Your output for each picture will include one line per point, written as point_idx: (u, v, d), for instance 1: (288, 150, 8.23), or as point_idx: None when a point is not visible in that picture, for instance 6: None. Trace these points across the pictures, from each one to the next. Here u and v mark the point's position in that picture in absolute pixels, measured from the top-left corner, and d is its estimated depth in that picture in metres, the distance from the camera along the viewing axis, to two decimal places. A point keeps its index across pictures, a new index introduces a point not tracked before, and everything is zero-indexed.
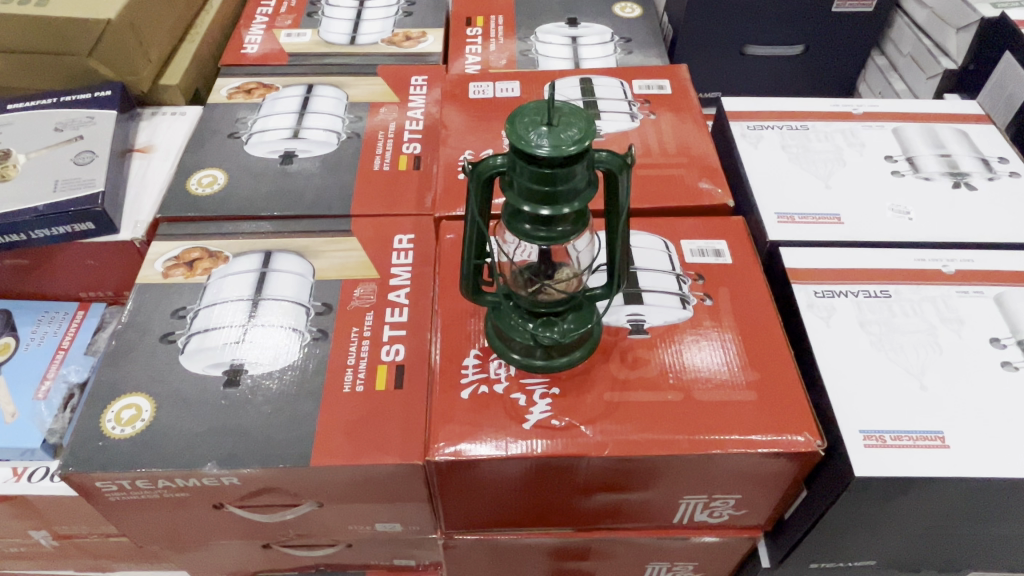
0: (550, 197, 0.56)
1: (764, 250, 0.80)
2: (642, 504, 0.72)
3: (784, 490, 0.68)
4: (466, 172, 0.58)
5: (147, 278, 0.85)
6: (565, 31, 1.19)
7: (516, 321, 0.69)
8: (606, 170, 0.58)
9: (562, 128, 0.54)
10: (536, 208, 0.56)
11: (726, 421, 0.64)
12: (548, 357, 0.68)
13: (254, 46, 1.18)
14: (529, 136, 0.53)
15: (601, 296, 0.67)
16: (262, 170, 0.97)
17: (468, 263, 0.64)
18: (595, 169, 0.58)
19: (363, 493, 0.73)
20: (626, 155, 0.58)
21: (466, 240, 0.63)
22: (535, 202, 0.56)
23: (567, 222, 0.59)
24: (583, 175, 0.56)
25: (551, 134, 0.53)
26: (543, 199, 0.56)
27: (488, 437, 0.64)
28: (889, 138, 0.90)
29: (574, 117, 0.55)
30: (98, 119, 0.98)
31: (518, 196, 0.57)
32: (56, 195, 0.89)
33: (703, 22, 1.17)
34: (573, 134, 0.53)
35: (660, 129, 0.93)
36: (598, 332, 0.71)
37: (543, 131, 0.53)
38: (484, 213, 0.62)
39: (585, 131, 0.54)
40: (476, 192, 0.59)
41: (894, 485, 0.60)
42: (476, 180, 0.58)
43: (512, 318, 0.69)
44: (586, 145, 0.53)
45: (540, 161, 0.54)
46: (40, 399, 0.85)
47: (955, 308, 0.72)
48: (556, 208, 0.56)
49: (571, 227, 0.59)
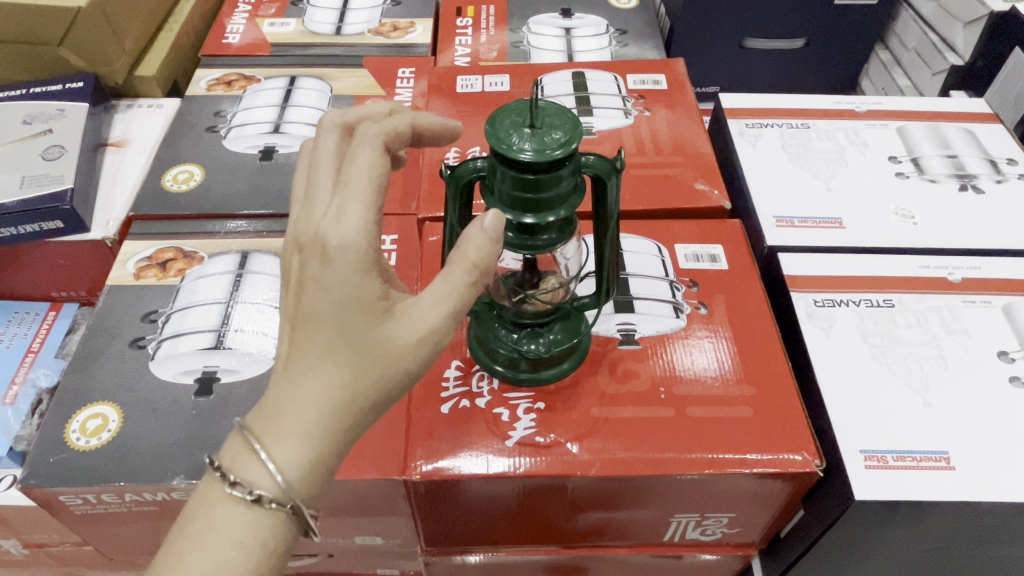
0: (533, 204, 0.52)
1: (762, 256, 0.77)
2: (631, 523, 0.68)
3: (779, 509, 0.65)
4: (444, 178, 0.55)
5: (118, 279, 0.81)
6: (559, 22, 1.15)
7: (498, 333, 0.67)
8: (593, 174, 0.54)
9: (547, 130, 0.50)
10: (520, 215, 0.53)
11: (720, 439, 0.61)
12: (535, 369, 0.65)
13: (235, 35, 1.14)
14: (511, 140, 0.50)
15: (586, 306, 0.64)
16: (240, 166, 0.93)
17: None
18: (582, 174, 0.55)
19: (340, 508, 0.68)
20: (614, 159, 0.55)
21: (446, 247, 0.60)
22: (517, 209, 0.53)
23: (553, 229, 0.56)
24: (568, 181, 0.52)
25: (534, 137, 0.50)
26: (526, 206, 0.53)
27: (470, 455, 0.61)
28: (894, 138, 0.87)
29: (559, 119, 0.51)
30: (68, 112, 0.94)
31: (498, 204, 0.54)
32: (23, 192, 0.85)
33: (702, 13, 1.13)
34: (557, 137, 0.50)
35: (655, 126, 0.90)
36: (587, 342, 0.67)
37: (525, 133, 0.50)
38: (465, 220, 0.58)
39: (570, 134, 0.50)
40: (454, 199, 0.55)
41: (898, 509, 0.57)
42: (455, 185, 0.55)
43: (494, 329, 0.67)
44: (572, 149, 0.49)
45: (522, 165, 0.50)
46: (7, 404, 0.80)
47: (960, 319, 0.69)
48: (540, 216, 0.52)
49: (557, 235, 0.56)
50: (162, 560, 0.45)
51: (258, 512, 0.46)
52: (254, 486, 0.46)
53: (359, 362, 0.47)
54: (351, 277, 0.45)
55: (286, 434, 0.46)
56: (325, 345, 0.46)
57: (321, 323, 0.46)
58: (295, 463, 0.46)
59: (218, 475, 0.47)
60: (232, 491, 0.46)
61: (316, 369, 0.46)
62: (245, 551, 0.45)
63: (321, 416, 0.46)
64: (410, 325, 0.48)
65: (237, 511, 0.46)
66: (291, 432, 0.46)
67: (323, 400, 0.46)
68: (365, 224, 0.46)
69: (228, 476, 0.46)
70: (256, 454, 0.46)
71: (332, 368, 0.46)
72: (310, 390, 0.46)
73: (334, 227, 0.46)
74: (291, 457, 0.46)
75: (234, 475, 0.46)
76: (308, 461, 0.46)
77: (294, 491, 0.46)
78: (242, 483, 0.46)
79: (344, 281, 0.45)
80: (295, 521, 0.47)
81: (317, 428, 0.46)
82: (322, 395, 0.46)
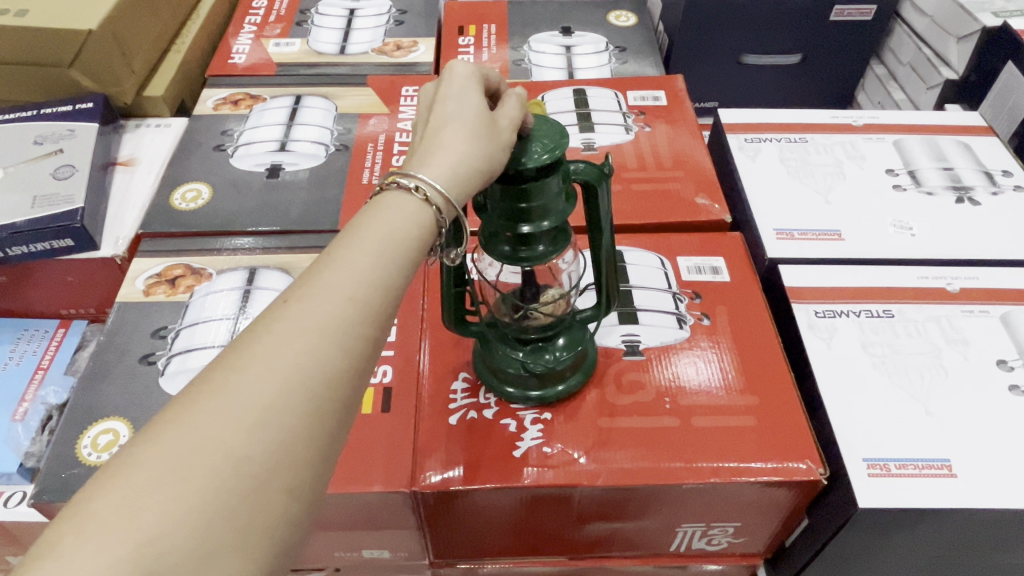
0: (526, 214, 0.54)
1: (763, 268, 0.78)
2: (638, 533, 0.69)
3: (783, 518, 0.66)
4: None
5: (127, 296, 0.82)
6: (559, 40, 1.17)
7: (500, 351, 0.67)
8: (583, 182, 0.55)
9: (533, 142, 0.53)
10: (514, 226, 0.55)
11: (725, 448, 0.62)
12: (542, 386, 0.66)
13: (241, 55, 1.16)
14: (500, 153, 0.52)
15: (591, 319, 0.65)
16: (247, 184, 0.95)
17: (448, 290, 0.62)
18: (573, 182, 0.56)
19: (350, 521, 0.68)
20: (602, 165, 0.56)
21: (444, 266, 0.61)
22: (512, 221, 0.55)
23: (547, 240, 0.57)
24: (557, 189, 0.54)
25: (522, 147, 0.52)
26: (520, 216, 0.54)
27: (480, 468, 0.62)
28: (890, 151, 0.88)
29: (546, 130, 0.54)
30: (78, 132, 0.95)
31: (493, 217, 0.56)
32: (34, 211, 0.86)
33: (700, 31, 1.15)
34: (543, 146, 0.52)
35: (655, 141, 0.91)
36: (592, 360, 0.68)
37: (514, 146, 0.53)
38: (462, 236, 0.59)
39: (555, 142, 0.52)
40: None
41: (902, 516, 0.58)
42: None
43: (495, 348, 0.68)
44: (558, 156, 0.51)
45: (514, 175, 0.52)
46: (18, 420, 0.81)
47: (960, 328, 0.70)
48: (533, 225, 0.54)
49: (551, 245, 0.58)
50: (190, 393, 0.36)
51: (325, 346, 0.38)
52: (322, 311, 0.39)
53: (475, 111, 0.51)
54: (470, 85, 0.53)
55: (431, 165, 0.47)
56: (455, 101, 0.51)
57: (446, 102, 0.51)
58: (435, 200, 0.46)
59: (276, 304, 0.40)
60: (286, 317, 0.38)
61: (444, 127, 0.50)
62: (307, 388, 0.37)
63: (453, 144, 0.48)
64: (512, 103, 0.52)
65: (295, 341, 0.38)
66: (366, 264, 0.41)
67: (452, 118, 0.50)
68: (466, 72, 0.54)
69: (314, 282, 0.40)
70: (347, 269, 0.41)
71: (460, 134, 0.49)
72: (443, 142, 0.49)
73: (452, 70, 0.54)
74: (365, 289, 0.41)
75: (291, 301, 0.39)
76: (374, 317, 0.41)
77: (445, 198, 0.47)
78: (302, 307, 0.39)
79: (457, 80, 0.53)
80: (367, 351, 0.40)
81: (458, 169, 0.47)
82: (406, 215, 0.45)
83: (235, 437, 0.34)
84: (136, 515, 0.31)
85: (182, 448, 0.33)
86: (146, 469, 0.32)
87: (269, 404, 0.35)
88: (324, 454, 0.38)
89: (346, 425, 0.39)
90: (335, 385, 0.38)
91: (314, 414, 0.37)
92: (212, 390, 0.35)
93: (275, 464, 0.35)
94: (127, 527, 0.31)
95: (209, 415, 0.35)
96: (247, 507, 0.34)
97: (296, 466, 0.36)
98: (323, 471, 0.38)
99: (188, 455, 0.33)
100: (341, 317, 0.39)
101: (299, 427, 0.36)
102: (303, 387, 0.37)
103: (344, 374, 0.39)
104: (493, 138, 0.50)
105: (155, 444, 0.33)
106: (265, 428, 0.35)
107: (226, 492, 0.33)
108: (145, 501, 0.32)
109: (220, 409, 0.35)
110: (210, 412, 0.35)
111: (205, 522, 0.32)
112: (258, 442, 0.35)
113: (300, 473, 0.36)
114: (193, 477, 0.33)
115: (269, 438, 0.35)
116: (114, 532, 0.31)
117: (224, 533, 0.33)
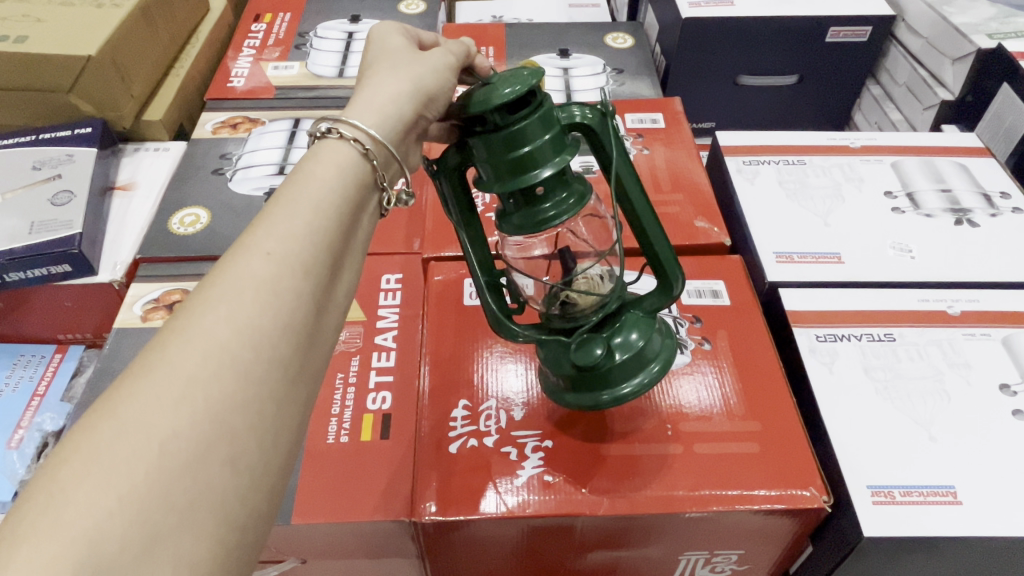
0: (525, 159, 0.52)
1: (763, 292, 0.78)
2: (640, 561, 0.68)
3: (788, 545, 0.65)
4: (433, 174, 0.57)
5: (124, 321, 0.82)
6: (557, 62, 1.18)
7: (558, 353, 0.62)
8: (580, 124, 0.55)
9: (498, 86, 0.51)
10: (518, 177, 0.52)
11: (729, 476, 0.61)
12: (614, 387, 0.60)
13: (241, 79, 1.16)
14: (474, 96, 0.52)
15: (659, 306, 0.63)
16: (246, 208, 0.94)
17: (482, 280, 0.60)
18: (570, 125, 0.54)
19: (347, 550, 0.67)
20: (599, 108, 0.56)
21: (471, 255, 0.60)
22: (513, 171, 0.52)
23: (561, 190, 0.54)
24: (550, 127, 0.52)
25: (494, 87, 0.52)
26: (514, 170, 0.52)
27: (481, 496, 0.61)
28: (888, 174, 0.89)
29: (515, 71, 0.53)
30: (77, 157, 0.95)
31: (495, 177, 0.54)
32: (31, 237, 0.86)
33: (697, 52, 1.15)
34: (512, 80, 0.51)
35: (654, 164, 0.91)
36: (670, 348, 0.63)
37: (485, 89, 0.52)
38: (473, 223, 0.59)
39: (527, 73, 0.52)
40: (452, 193, 0.58)
41: (907, 544, 0.57)
42: (448, 176, 0.57)
43: (558, 354, 0.62)
44: (530, 82, 0.50)
45: (495, 115, 0.51)
46: (13, 448, 0.80)
47: (961, 352, 0.70)
48: (535, 169, 0.52)
49: (567, 194, 0.54)
50: (115, 385, 0.35)
51: (247, 313, 0.38)
52: (240, 282, 0.39)
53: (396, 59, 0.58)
54: (397, 40, 0.61)
55: (357, 103, 0.54)
56: (381, 56, 0.59)
57: (375, 57, 0.59)
58: (356, 136, 0.50)
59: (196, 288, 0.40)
60: (205, 296, 0.39)
61: (370, 75, 0.57)
62: (231, 353, 0.37)
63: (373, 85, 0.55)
64: (436, 58, 0.60)
65: (215, 315, 0.38)
66: (290, 237, 0.42)
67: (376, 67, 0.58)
68: (396, 31, 0.62)
69: (235, 259, 0.41)
70: (267, 242, 0.42)
71: (382, 76, 0.56)
72: (369, 85, 0.56)
73: (380, 34, 0.62)
74: (282, 259, 0.41)
75: (212, 282, 0.40)
76: (300, 282, 0.41)
77: (371, 136, 0.51)
78: (222, 284, 0.39)
79: (387, 37, 0.61)
80: (297, 316, 0.40)
81: (381, 104, 0.53)
82: (319, 184, 0.46)
83: (163, 413, 0.34)
84: (65, 511, 0.30)
85: (107, 436, 0.33)
86: (75, 462, 0.32)
87: (193, 381, 0.35)
88: (269, 421, 0.38)
89: (284, 395, 0.39)
90: (265, 349, 0.38)
91: (244, 383, 0.37)
92: (136, 375, 0.35)
93: (210, 438, 0.34)
94: (59, 520, 0.30)
95: (133, 397, 0.34)
96: (186, 483, 0.33)
97: (235, 436, 0.36)
98: (268, 443, 0.37)
99: (115, 441, 0.33)
100: (262, 285, 0.40)
101: (230, 393, 0.36)
102: (227, 356, 0.37)
103: (274, 338, 0.39)
104: (410, 77, 0.56)
105: (81, 440, 0.33)
106: (191, 401, 0.35)
107: (159, 472, 0.33)
108: (76, 494, 0.31)
109: (143, 390, 0.34)
110: (133, 396, 0.34)
111: (142, 504, 0.32)
112: (187, 414, 0.34)
113: (241, 446, 0.36)
114: (122, 462, 0.32)
115: (198, 411, 0.35)
116: (51, 530, 0.30)
117: (167, 513, 0.32)
